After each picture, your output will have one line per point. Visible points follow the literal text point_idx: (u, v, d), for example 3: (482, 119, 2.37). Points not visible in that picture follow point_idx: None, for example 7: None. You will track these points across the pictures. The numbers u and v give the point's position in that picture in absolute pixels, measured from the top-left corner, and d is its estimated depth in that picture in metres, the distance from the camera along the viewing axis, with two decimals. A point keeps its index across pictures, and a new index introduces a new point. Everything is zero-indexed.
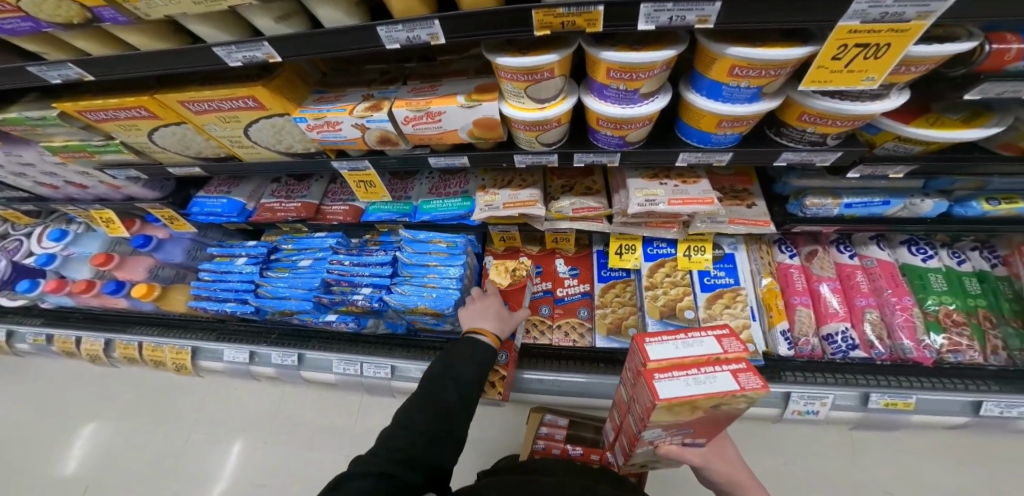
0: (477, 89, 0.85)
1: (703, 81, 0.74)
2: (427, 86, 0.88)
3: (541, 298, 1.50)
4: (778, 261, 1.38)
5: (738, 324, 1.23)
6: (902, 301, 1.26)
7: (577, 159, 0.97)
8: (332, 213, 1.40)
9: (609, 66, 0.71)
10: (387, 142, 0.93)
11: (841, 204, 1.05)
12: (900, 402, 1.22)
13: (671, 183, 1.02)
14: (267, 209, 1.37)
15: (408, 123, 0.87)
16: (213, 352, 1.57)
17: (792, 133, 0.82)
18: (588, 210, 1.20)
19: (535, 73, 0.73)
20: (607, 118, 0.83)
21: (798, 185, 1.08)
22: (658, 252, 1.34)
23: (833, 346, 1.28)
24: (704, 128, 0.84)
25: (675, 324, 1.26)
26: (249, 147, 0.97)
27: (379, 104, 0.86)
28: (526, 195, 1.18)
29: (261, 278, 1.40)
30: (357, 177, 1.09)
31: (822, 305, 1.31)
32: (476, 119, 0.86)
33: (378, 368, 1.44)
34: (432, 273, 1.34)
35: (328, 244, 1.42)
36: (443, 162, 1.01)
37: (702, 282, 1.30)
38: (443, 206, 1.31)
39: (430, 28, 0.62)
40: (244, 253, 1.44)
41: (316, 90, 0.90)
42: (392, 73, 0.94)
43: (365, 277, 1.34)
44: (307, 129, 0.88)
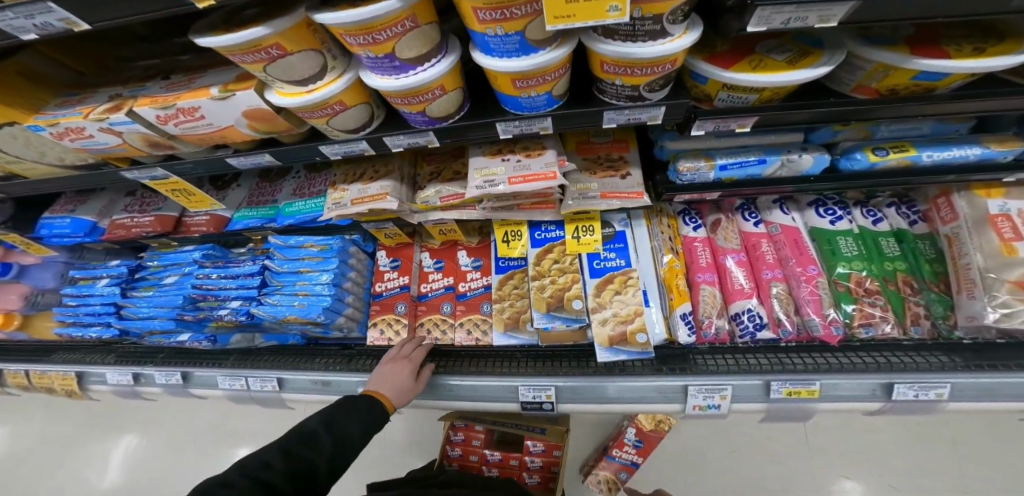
0: (236, 79, 0.72)
1: (475, 36, 0.61)
2: (179, 83, 0.75)
3: (441, 295, 1.38)
4: (683, 234, 1.26)
5: (629, 312, 1.12)
6: (807, 272, 1.15)
7: (392, 144, 0.85)
8: (195, 225, 1.27)
9: (343, 30, 0.58)
10: (163, 145, 0.81)
11: (716, 167, 0.91)
12: (803, 391, 1.07)
13: (515, 158, 0.89)
14: (118, 226, 1.25)
15: (165, 123, 0.74)
16: (97, 375, 1.42)
17: (608, 88, 0.69)
18: (454, 198, 1.08)
19: (259, 51, 0.60)
20: (389, 92, 0.70)
21: (674, 150, 0.95)
22: (545, 236, 1.21)
23: (740, 329, 1.20)
24: (508, 92, 0.71)
25: (563, 317, 1.15)
26: (17, 162, 0.86)
27: (121, 104, 0.73)
28: (376, 189, 1.06)
29: (124, 299, 1.29)
30: (168, 186, 0.97)
31: (726, 281, 1.20)
32: (241, 112, 0.73)
33: (265, 381, 1.30)
34: (301, 281, 1.22)
35: (193, 258, 1.29)
36: (246, 161, 0.88)
37: (591, 267, 1.17)
38: (306, 207, 1.19)
39: (55, 13, 0.51)
40: (107, 274, 1.32)
41: (65, 94, 0.78)
42: (160, 67, 0.81)
43: (233, 290, 1.24)
44: (56, 137, 0.77)
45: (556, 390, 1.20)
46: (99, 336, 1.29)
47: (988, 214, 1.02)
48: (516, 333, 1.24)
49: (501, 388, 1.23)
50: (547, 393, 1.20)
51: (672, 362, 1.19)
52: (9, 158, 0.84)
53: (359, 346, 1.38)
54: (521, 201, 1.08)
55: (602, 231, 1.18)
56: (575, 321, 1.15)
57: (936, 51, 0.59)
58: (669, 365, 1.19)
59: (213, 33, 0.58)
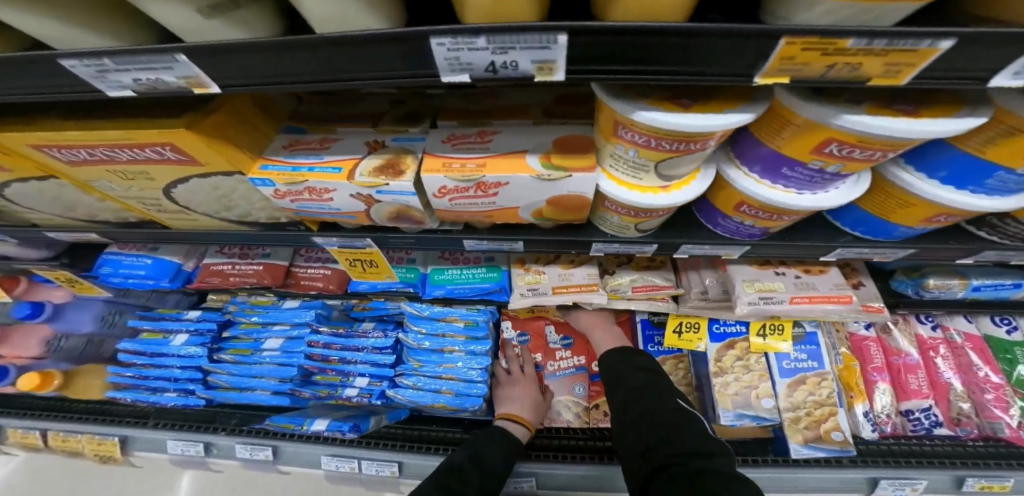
0: (556, 146, 0.54)
1: (936, 158, 0.42)
2: (475, 136, 0.58)
3: (572, 376, 1.16)
4: (851, 332, 1.18)
5: (823, 413, 1.02)
6: (993, 380, 1.11)
7: (681, 250, 0.65)
8: (308, 279, 0.98)
9: (834, 137, 0.37)
10: (406, 219, 0.64)
11: (970, 287, 0.84)
12: (997, 486, 1.07)
13: (791, 272, 0.76)
14: (213, 273, 0.97)
15: (442, 195, 0.57)
16: (149, 441, 1.13)
17: (1015, 226, 0.53)
18: (654, 290, 0.88)
19: (688, 141, 0.42)
20: (767, 206, 0.50)
21: (913, 263, 0.87)
22: (726, 329, 1.09)
23: (913, 423, 1.11)
24: (888, 218, 0.52)
25: (752, 416, 1.03)
26: (183, 211, 0.68)
27: (398, 161, 0.56)
28: (582, 277, 0.88)
29: (211, 364, 1.02)
30: (352, 255, 0.76)
31: (905, 382, 1.12)
32: (554, 196, 0.56)
33: (382, 466, 1.07)
34: (448, 363, 0.99)
35: (303, 319, 1.02)
36: (483, 245, 0.70)
37: (781, 365, 1.06)
38: (463, 277, 0.93)
39: (542, 50, 0.32)
40: (184, 328, 1.05)
41: (290, 129, 0.62)
42: (411, 108, 0.65)
43: (360, 366, 1.00)
44: (274, 195, 0.59)
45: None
46: (174, 405, 1.03)
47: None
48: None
49: None
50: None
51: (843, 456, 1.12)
52: (170, 207, 0.67)
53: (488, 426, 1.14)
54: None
55: (791, 331, 1.07)
56: (766, 419, 1.03)
57: None
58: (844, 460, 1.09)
59: (657, 105, 0.39)
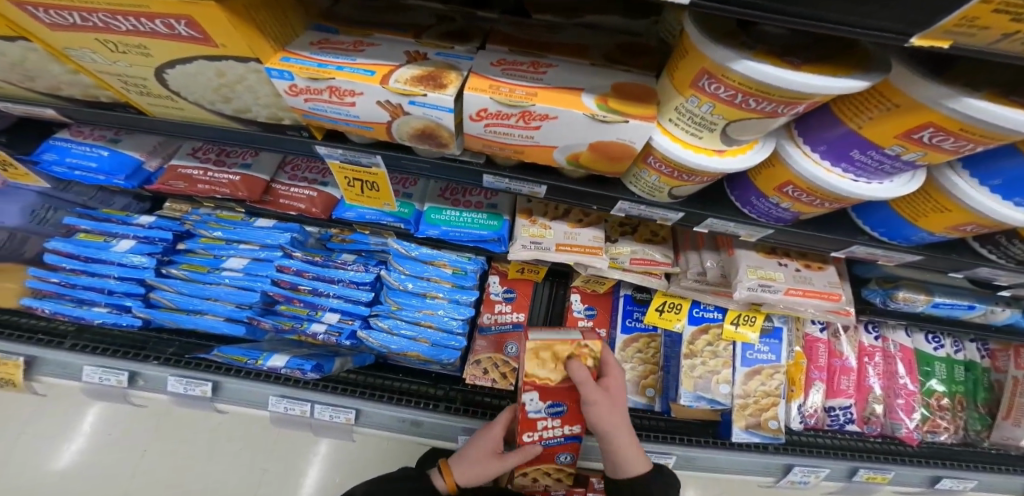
0: (614, 90, 0.50)
1: (1005, 170, 0.43)
2: (528, 65, 0.52)
3: (559, 444, 0.86)
4: (807, 332, 1.25)
5: (768, 402, 1.09)
6: (908, 387, 1.26)
7: (705, 224, 0.65)
8: (288, 198, 0.86)
9: (932, 120, 0.35)
10: (433, 140, 0.57)
11: (931, 303, 0.91)
12: (879, 476, 1.25)
13: (792, 265, 0.78)
14: (179, 177, 0.82)
15: (478, 120, 0.52)
16: (61, 365, 0.96)
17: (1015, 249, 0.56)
18: (649, 265, 0.90)
19: (774, 104, 0.38)
20: (811, 189, 0.50)
21: (887, 274, 0.94)
22: (703, 314, 1.12)
23: (831, 418, 1.26)
24: (914, 222, 0.55)
25: (707, 399, 1.08)
26: (166, 97, 0.54)
27: (439, 74, 0.50)
28: (587, 239, 0.85)
29: (156, 279, 0.89)
30: (352, 173, 0.68)
31: (835, 381, 1.25)
32: (600, 141, 0.52)
33: (337, 412, 1.00)
34: (428, 309, 0.93)
35: (275, 241, 0.90)
36: (501, 184, 0.66)
37: (744, 354, 1.11)
38: (461, 220, 0.88)
39: None
40: (130, 235, 0.89)
41: (317, 26, 0.53)
42: (457, 25, 0.58)
43: (331, 300, 0.92)
44: (287, 91, 0.49)
45: (676, 459, 1.13)
46: (102, 322, 0.88)
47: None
48: (636, 397, 1.15)
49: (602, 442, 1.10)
50: (667, 461, 1.13)
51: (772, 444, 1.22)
52: (157, 91, 0.53)
53: (455, 388, 1.07)
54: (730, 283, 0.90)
55: (762, 323, 1.11)
56: (718, 404, 1.09)
57: None
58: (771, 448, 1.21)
59: (763, 58, 0.35)
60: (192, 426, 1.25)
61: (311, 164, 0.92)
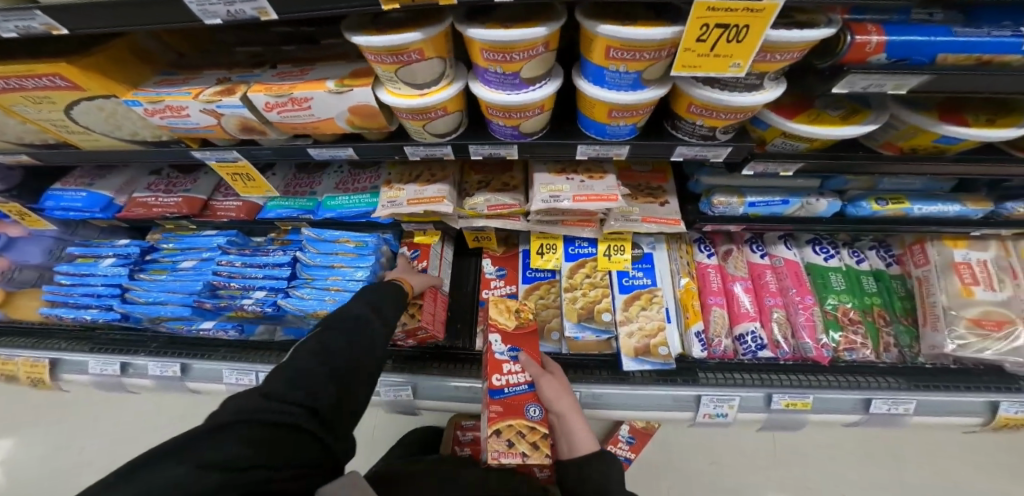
0: (349, 74, 0.75)
1: (589, 66, 0.66)
2: (297, 71, 0.79)
3: (523, 395, 1.04)
4: (697, 260, 1.41)
5: (653, 326, 1.19)
6: (804, 301, 1.33)
7: (473, 152, 0.88)
8: (224, 210, 1.16)
9: (481, 46, 0.62)
10: (254, 130, 0.83)
11: (745, 203, 1.10)
12: (799, 402, 1.24)
13: (578, 178, 0.97)
14: (138, 204, 1.13)
15: (270, 110, 0.77)
16: (77, 362, 1.24)
17: (685, 126, 0.76)
18: (503, 207, 1.12)
19: (401, 55, 0.63)
20: (497, 106, 0.74)
21: (707, 184, 1.13)
22: (579, 251, 1.28)
23: (744, 347, 1.30)
24: (598, 118, 0.77)
25: (593, 328, 1.21)
26: (82, 132, 0.88)
27: (234, 87, 0.76)
28: (433, 191, 1.06)
29: (130, 282, 1.18)
30: (230, 170, 0.98)
31: (734, 305, 1.34)
32: (349, 107, 0.76)
33: None
34: (334, 276, 1.15)
35: (216, 243, 1.20)
36: (325, 154, 0.91)
37: (620, 283, 1.25)
38: (351, 203, 1.12)
39: (255, 3, 0.55)
40: (112, 253, 1.21)
41: (163, 72, 0.83)
42: (264, 57, 0.86)
43: (259, 280, 1.16)
44: (147, 114, 0.79)
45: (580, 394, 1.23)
46: (96, 319, 1.18)
47: (952, 260, 1.28)
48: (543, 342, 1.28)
49: None
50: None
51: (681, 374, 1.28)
52: (74, 128, 0.87)
53: None
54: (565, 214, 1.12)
55: (631, 253, 1.27)
56: (604, 332, 1.21)
57: (957, 119, 0.73)
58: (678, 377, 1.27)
59: (368, 31, 0.62)
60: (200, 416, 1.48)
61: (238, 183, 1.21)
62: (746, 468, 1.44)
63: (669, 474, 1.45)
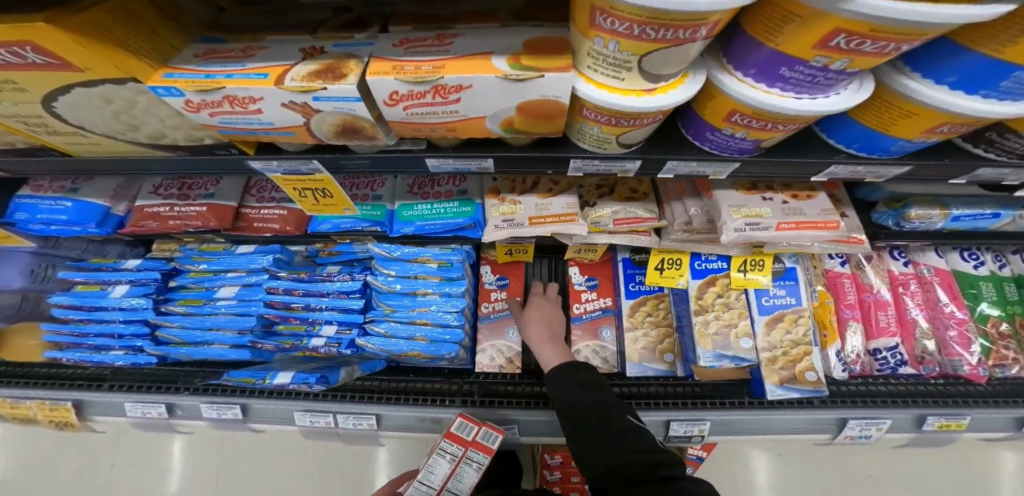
0: (525, 48, 0.47)
1: (958, 64, 0.40)
2: (433, 39, 0.49)
3: (507, 317, 1.02)
4: (827, 268, 1.10)
5: (799, 352, 0.95)
6: (958, 315, 1.06)
7: (666, 168, 0.62)
8: (262, 220, 0.89)
9: (839, 29, 0.32)
10: (359, 133, 0.55)
11: (950, 217, 0.88)
12: (955, 424, 1.01)
13: (778, 198, 0.73)
14: (148, 216, 0.85)
15: (394, 104, 0.49)
16: (105, 405, 0.98)
17: (1009, 143, 0.53)
18: (635, 221, 0.86)
19: (674, 30, 0.35)
20: (757, 113, 0.47)
21: (895, 193, 0.91)
22: (706, 266, 0.97)
23: (879, 363, 1.05)
24: (891, 133, 0.51)
25: (729, 358, 0.93)
26: (72, 132, 0.59)
27: (339, 65, 0.47)
28: (560, 206, 0.80)
29: (160, 316, 0.92)
30: (300, 183, 0.69)
31: (873, 319, 1.06)
32: (524, 101, 0.48)
33: (359, 420, 0.97)
34: (420, 309, 0.91)
35: (259, 265, 0.92)
36: (448, 166, 0.64)
37: (760, 302, 0.96)
38: (434, 213, 0.86)
39: None
40: (124, 279, 0.94)
41: (202, 37, 0.53)
42: (351, 13, 0.57)
43: (326, 313, 0.91)
44: (188, 107, 0.50)
45: (711, 424, 0.98)
46: (122, 363, 0.94)
47: None
48: (653, 365, 0.99)
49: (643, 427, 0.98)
50: (701, 427, 0.98)
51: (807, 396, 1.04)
52: (60, 127, 0.58)
53: (465, 380, 1.03)
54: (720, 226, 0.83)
55: (773, 265, 0.97)
56: (744, 361, 0.93)
57: None
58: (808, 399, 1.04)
59: None
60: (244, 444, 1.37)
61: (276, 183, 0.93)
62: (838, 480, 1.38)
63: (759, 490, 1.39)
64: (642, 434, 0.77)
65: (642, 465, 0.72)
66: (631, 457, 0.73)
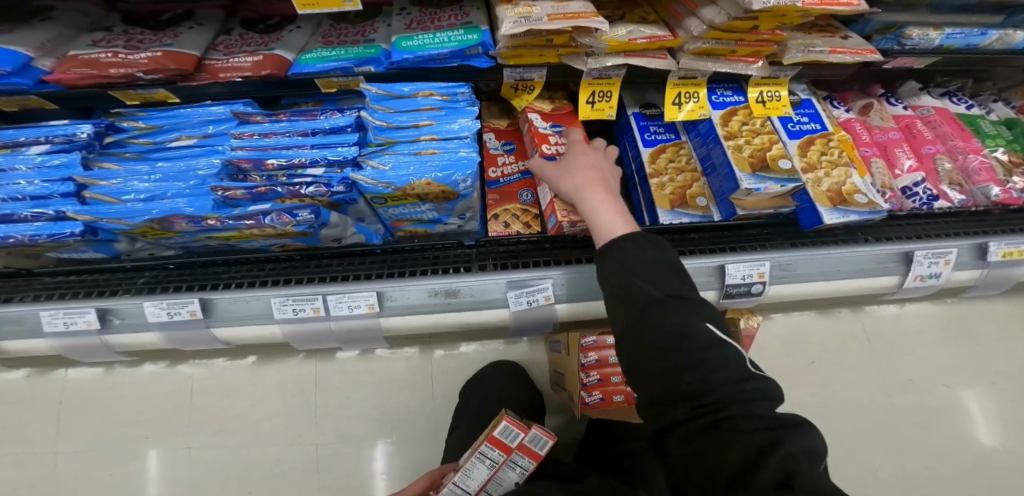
0: None
1: None
2: None
3: (518, 181, 0.92)
4: (835, 115, 1.06)
5: (841, 173, 0.84)
6: (971, 144, 1.03)
7: None
8: (230, 67, 0.76)
9: None
10: None
11: (944, 34, 0.84)
12: (1019, 250, 0.93)
13: None
14: (83, 63, 0.70)
15: None
16: (13, 320, 0.73)
17: None
18: (651, 39, 0.78)
19: None
20: None
21: (887, 21, 0.85)
22: (725, 100, 0.93)
23: (913, 198, 0.97)
24: None
25: (772, 180, 0.83)
26: None
27: None
28: (578, 7, 0.73)
29: (89, 172, 0.71)
30: None
31: (893, 156, 1.01)
32: None
33: (354, 300, 0.77)
34: (426, 136, 0.76)
35: (225, 111, 0.78)
36: None
37: (786, 128, 0.89)
38: (436, 42, 0.76)
39: None
40: (42, 137, 0.72)
41: None
42: None
43: (308, 153, 0.72)
44: None
45: (770, 266, 0.86)
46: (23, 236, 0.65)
47: None
48: (687, 212, 0.90)
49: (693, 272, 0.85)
50: (761, 270, 0.85)
51: (843, 235, 0.95)
52: None
53: (481, 244, 0.89)
54: (760, 18, 0.70)
55: (788, 96, 0.93)
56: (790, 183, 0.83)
57: None
58: (843, 239, 0.94)
59: None
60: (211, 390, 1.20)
61: (244, 41, 0.82)
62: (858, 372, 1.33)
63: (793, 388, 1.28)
64: (729, 354, 0.51)
65: (691, 401, 0.49)
66: (684, 367, 0.51)
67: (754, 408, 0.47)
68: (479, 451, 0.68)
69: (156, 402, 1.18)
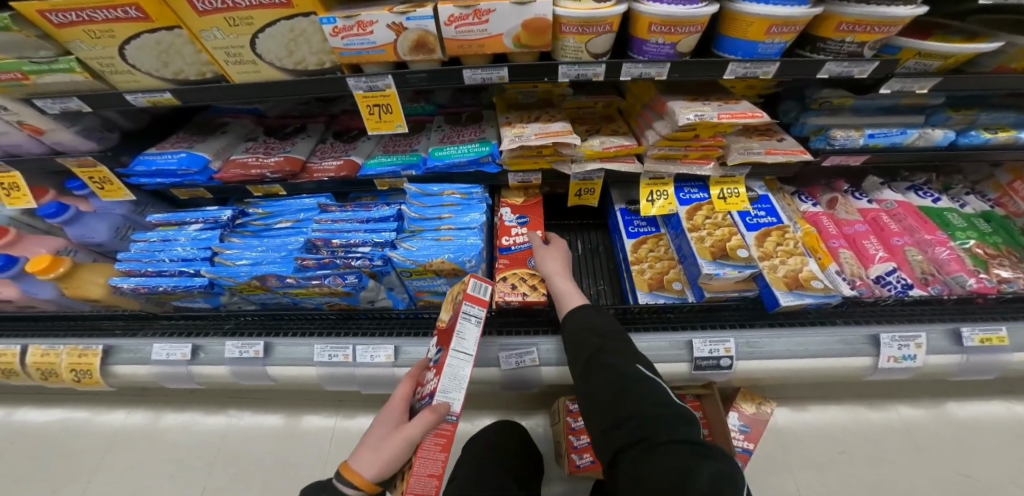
0: (525, 29, 0.72)
1: None
2: (473, 17, 0.70)
3: (526, 249, 1.05)
4: (802, 210, 1.19)
5: (796, 262, 0.96)
6: (937, 236, 1.10)
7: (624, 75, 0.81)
8: (322, 171, 1.05)
9: (651, 20, 0.70)
10: (423, 52, 0.77)
11: (865, 135, 0.98)
12: (995, 336, 0.99)
13: (714, 103, 0.90)
14: (239, 166, 1.01)
15: (450, 25, 0.71)
16: (133, 349, 0.99)
17: (829, 48, 0.74)
18: (621, 147, 1.00)
19: (593, 26, 0.71)
20: (659, 19, 0.69)
21: (817, 125, 1.01)
22: (691, 197, 1.09)
23: (884, 286, 1.04)
24: (751, 38, 0.72)
25: (732, 267, 0.96)
26: (249, 62, 0.79)
27: (425, 40, 0.74)
28: (559, 127, 0.96)
29: (220, 244, 0.97)
30: (371, 100, 0.86)
31: (861, 246, 1.11)
32: (528, 19, 0.70)
33: (376, 350, 0.96)
34: (446, 226, 0.97)
35: (311, 204, 1.04)
36: (478, 77, 0.81)
37: (745, 222, 1.04)
38: (459, 153, 1.01)
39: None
40: (199, 218, 1.02)
41: None
42: None
43: (360, 236, 0.94)
44: (330, 35, 0.72)
45: (734, 343, 0.98)
46: (166, 287, 0.92)
47: None
48: (663, 293, 1.04)
49: (666, 343, 0.98)
50: (727, 346, 0.97)
51: (813, 316, 1.05)
52: (246, 59, 0.78)
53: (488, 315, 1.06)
54: (696, 129, 0.92)
55: (746, 192, 1.09)
56: (747, 268, 0.96)
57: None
58: (812, 319, 1.04)
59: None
60: (249, 436, 1.41)
61: (335, 149, 1.12)
62: (867, 460, 1.29)
63: (795, 472, 1.28)
64: (650, 390, 0.70)
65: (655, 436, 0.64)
66: (624, 400, 0.69)
67: (678, 430, 0.64)
68: (461, 310, 0.73)
69: (192, 445, 1.40)
